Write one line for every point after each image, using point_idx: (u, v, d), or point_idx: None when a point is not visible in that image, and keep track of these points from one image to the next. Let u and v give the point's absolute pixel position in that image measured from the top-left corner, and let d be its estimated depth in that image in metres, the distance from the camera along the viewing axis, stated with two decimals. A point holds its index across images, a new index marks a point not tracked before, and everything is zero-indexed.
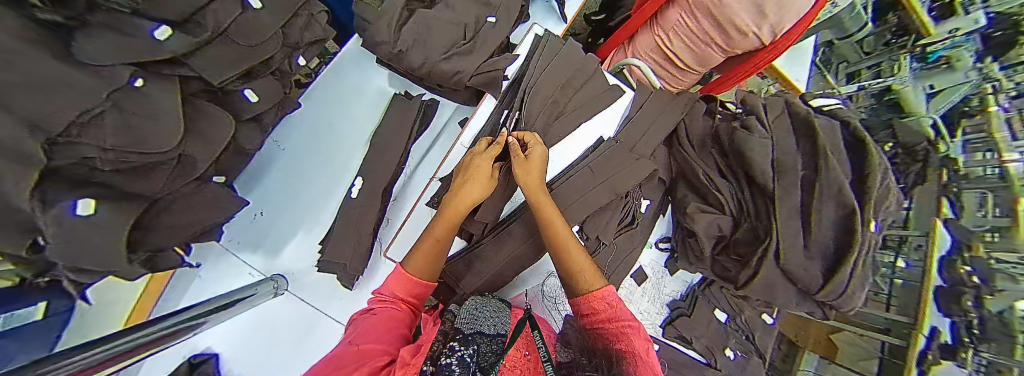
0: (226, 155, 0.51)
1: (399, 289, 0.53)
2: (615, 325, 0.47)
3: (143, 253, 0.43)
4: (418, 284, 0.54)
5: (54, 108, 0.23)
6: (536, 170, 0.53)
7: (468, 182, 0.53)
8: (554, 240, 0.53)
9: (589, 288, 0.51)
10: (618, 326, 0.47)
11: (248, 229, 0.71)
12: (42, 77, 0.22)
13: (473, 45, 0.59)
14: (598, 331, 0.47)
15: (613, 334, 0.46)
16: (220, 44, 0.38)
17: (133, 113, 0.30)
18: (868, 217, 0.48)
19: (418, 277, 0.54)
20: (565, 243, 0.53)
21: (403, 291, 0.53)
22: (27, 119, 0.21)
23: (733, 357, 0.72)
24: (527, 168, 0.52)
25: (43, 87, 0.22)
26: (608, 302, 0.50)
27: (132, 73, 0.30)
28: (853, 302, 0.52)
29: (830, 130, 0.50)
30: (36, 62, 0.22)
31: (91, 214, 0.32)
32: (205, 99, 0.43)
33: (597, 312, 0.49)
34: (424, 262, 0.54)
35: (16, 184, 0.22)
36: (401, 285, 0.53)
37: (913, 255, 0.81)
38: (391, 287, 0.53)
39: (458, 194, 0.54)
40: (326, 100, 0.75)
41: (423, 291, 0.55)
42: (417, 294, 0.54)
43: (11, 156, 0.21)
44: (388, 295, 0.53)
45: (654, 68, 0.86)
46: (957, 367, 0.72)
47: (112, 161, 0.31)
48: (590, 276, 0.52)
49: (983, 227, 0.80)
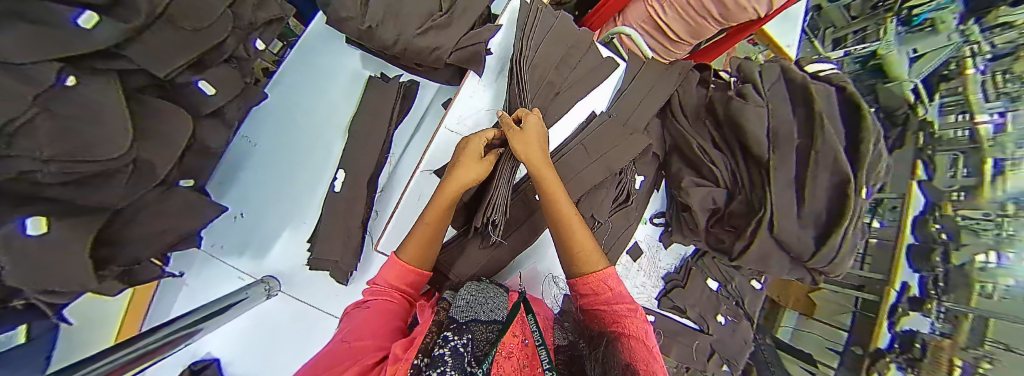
0: (189, 157, 0.47)
1: (392, 278, 0.52)
2: (614, 308, 0.47)
3: (117, 268, 0.39)
4: (413, 272, 0.52)
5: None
6: (534, 144, 0.48)
7: (459, 167, 0.49)
8: (557, 222, 0.50)
9: (586, 270, 0.49)
10: (618, 308, 0.47)
11: (230, 232, 0.68)
12: None
13: (451, 16, 0.55)
14: (596, 312, 0.47)
15: (612, 318, 0.46)
16: (160, 29, 0.32)
17: (70, 118, 0.26)
18: (861, 183, 0.48)
19: (412, 265, 0.52)
20: (579, 242, 0.50)
21: (399, 281, 0.52)
22: None
23: (725, 322, 0.74)
24: (527, 142, 0.48)
25: None
26: (606, 286, 0.49)
27: (59, 70, 0.25)
28: (841, 267, 0.53)
29: (825, 96, 0.49)
30: None
31: (44, 234, 0.29)
32: (156, 94, 0.38)
33: (597, 293, 0.48)
34: (419, 249, 0.53)
35: None
36: (397, 275, 0.52)
37: (887, 215, 0.83)
38: (386, 275, 0.52)
39: (450, 177, 0.50)
40: (297, 87, 0.70)
41: (417, 280, 0.53)
42: (411, 283, 0.53)
43: None
44: (382, 285, 0.52)
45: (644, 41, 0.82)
46: (921, 317, 0.77)
47: (58, 173, 0.27)
48: (587, 257, 0.50)
49: (953, 187, 0.80)
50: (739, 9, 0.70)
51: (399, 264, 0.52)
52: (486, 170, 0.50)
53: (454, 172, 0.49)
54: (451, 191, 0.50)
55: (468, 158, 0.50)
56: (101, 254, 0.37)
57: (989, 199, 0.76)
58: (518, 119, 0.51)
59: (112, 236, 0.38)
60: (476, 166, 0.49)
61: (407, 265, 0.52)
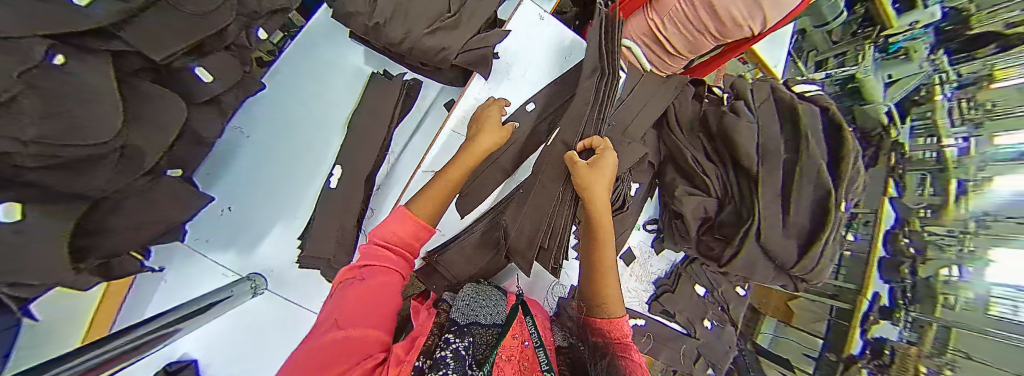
0: (180, 145, 0.45)
1: (402, 235, 0.48)
2: (620, 338, 0.46)
3: (94, 260, 0.38)
4: (423, 228, 0.50)
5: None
6: (603, 181, 0.48)
7: (481, 133, 0.52)
8: (595, 260, 0.51)
9: (613, 314, 0.49)
10: (625, 340, 0.46)
11: (218, 225, 0.65)
12: None
13: (459, 18, 0.55)
14: (606, 338, 0.46)
15: (616, 340, 0.46)
16: (159, 12, 0.32)
17: (57, 100, 0.25)
18: (840, 198, 0.51)
19: (421, 220, 0.49)
20: (604, 274, 0.50)
21: (407, 239, 0.48)
22: None
23: (711, 327, 0.77)
24: (595, 182, 0.47)
25: None
26: (625, 330, 0.48)
27: (48, 48, 0.24)
28: (821, 275, 0.56)
29: (811, 115, 0.52)
30: None
31: (17, 221, 0.28)
32: (149, 78, 0.37)
33: (617, 334, 0.47)
34: (433, 210, 0.51)
35: None
36: (406, 233, 0.48)
37: (862, 229, 0.88)
38: (391, 231, 0.48)
39: (470, 144, 0.52)
40: (295, 79, 0.68)
41: (425, 237, 0.50)
42: (419, 239, 0.50)
43: None
44: (384, 247, 0.47)
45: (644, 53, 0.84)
46: (890, 325, 0.82)
47: (41, 157, 0.26)
48: (614, 301, 0.50)
49: (920, 204, 0.86)
50: (735, 27, 0.73)
51: (407, 218, 0.49)
52: (505, 138, 0.54)
53: (477, 138, 0.52)
54: (473, 156, 0.51)
55: (490, 124, 0.53)
56: (79, 244, 0.36)
57: (953, 217, 0.82)
58: (591, 146, 0.50)
59: (94, 226, 0.36)
60: (496, 132, 0.53)
61: (414, 215, 0.49)
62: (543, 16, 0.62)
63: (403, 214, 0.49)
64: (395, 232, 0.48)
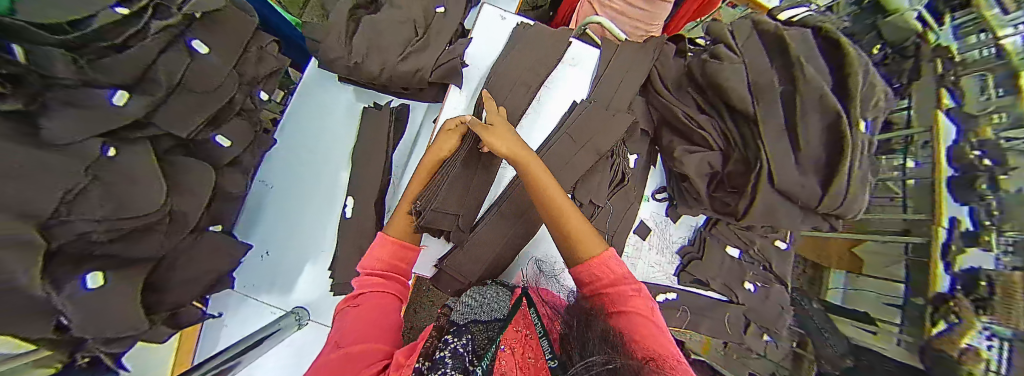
0: (216, 204, 0.52)
1: (385, 255, 0.49)
2: (615, 289, 0.43)
3: (164, 312, 0.44)
4: (404, 247, 0.51)
5: (50, 187, 0.24)
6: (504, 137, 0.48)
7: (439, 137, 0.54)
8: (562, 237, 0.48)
9: (588, 255, 0.46)
10: (620, 288, 0.43)
11: (260, 268, 0.73)
12: (21, 169, 0.23)
13: (427, 39, 0.59)
14: (599, 296, 0.43)
15: (616, 300, 0.42)
16: (179, 95, 0.38)
17: (114, 181, 0.30)
18: (856, 117, 0.46)
19: (402, 239, 0.52)
20: (579, 238, 0.47)
21: (390, 257, 0.50)
22: (23, 201, 0.22)
23: (754, 289, 0.72)
24: (501, 136, 0.48)
25: (27, 175, 0.23)
26: (609, 267, 0.45)
27: (104, 142, 0.31)
28: (857, 206, 0.50)
29: (801, 38, 0.49)
30: (13, 154, 0.23)
31: (101, 285, 0.32)
32: (182, 153, 0.44)
33: (598, 279, 0.44)
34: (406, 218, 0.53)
35: (29, 272, 0.23)
36: (387, 251, 0.50)
37: (920, 154, 0.68)
38: (374, 254, 0.49)
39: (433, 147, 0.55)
40: (302, 127, 0.76)
41: (410, 255, 0.52)
42: (405, 259, 0.51)
43: (16, 246, 0.22)
44: (371, 270, 0.48)
45: (628, 8, 0.81)
46: (983, 253, 0.60)
47: (109, 232, 0.31)
48: (586, 244, 0.46)
49: (989, 110, 0.61)
50: None
51: (388, 240, 0.51)
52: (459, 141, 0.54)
53: (435, 142, 0.54)
54: (433, 159, 0.55)
55: (442, 130, 0.55)
56: (150, 300, 0.42)
57: None
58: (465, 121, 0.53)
59: (158, 283, 0.43)
60: (450, 136, 0.54)
61: (396, 240, 0.51)
62: (505, 16, 0.65)
63: (385, 239, 0.51)
64: (379, 257, 0.49)
